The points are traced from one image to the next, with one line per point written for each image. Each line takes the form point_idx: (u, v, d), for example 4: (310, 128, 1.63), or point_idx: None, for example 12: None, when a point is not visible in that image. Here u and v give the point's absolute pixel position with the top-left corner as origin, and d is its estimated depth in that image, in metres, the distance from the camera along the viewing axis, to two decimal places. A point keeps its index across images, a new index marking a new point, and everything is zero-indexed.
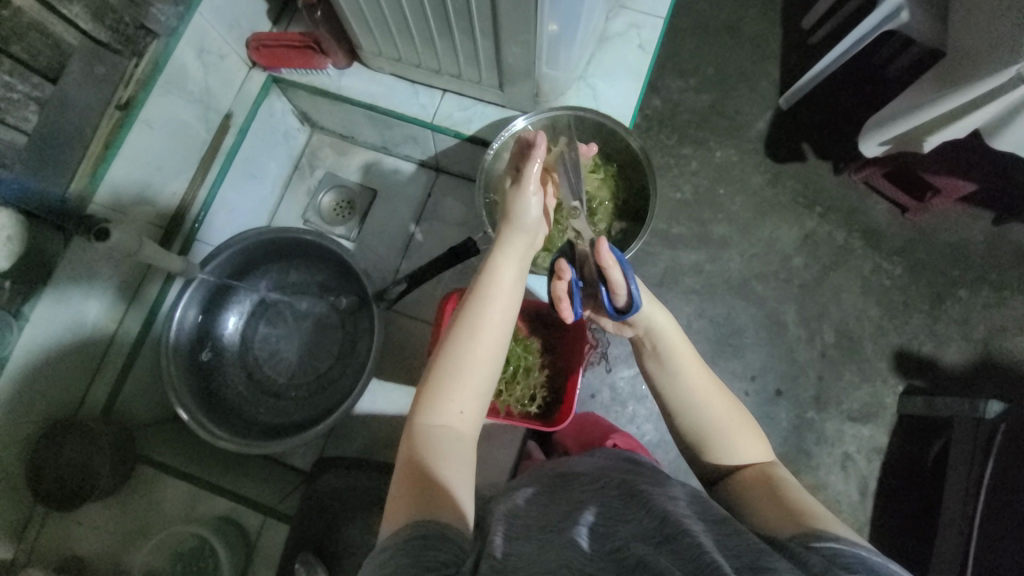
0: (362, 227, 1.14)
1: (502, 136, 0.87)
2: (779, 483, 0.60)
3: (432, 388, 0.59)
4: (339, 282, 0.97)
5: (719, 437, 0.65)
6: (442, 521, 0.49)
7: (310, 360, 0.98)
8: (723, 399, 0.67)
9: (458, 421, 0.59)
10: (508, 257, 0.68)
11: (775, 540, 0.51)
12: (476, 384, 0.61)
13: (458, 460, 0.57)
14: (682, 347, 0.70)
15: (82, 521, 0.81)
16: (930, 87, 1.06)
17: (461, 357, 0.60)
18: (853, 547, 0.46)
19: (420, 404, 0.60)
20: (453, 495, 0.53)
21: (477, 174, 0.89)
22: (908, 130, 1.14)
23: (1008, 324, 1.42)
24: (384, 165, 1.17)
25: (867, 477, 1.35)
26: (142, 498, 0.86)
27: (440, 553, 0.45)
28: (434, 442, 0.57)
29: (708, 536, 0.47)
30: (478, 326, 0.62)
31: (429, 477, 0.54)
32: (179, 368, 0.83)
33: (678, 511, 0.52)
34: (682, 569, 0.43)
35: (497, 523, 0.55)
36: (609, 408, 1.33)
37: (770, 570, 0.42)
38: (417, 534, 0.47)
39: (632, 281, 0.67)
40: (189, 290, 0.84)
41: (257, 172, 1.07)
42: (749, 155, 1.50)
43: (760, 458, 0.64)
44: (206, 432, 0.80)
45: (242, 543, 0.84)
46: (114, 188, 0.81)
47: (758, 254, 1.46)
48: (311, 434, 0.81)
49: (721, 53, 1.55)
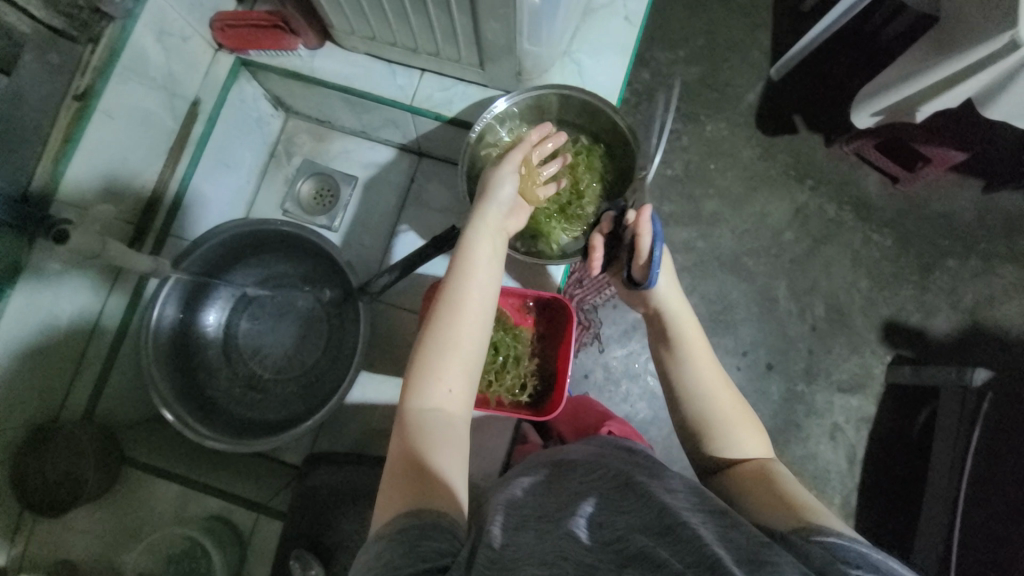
0: (345, 217, 1.10)
1: (484, 117, 0.83)
2: (776, 477, 0.61)
3: (421, 371, 0.59)
4: (321, 274, 0.94)
5: (722, 428, 0.66)
6: (437, 509, 0.49)
7: (296, 354, 0.96)
8: (729, 393, 0.69)
9: (449, 403, 0.59)
10: (484, 232, 0.69)
11: (774, 532, 0.52)
12: (463, 362, 0.60)
13: (449, 443, 0.57)
14: (691, 334, 0.73)
15: (70, 525, 0.79)
16: (924, 54, 1.04)
17: (446, 336, 0.60)
18: (851, 543, 0.47)
19: (409, 390, 0.59)
20: (447, 481, 0.53)
21: (461, 156, 0.84)
22: (901, 99, 1.12)
23: (996, 292, 1.43)
24: (364, 151, 1.12)
25: (855, 446, 1.38)
26: (132, 501, 0.85)
27: (433, 542, 0.45)
28: (428, 426, 0.57)
29: (708, 529, 0.47)
30: (461, 304, 0.61)
31: (423, 462, 0.54)
32: (162, 365, 0.81)
33: (678, 504, 0.51)
34: (683, 561, 0.43)
35: (495, 513, 0.55)
36: (603, 387, 1.37)
37: (771, 564, 0.42)
38: (411, 524, 0.47)
39: (659, 251, 0.72)
40: (166, 286, 0.81)
41: (231, 161, 1.03)
42: (740, 129, 1.47)
43: (761, 453, 0.65)
44: (191, 431, 0.78)
45: (237, 546, 0.84)
46: (75, 186, 0.76)
47: (749, 229, 1.45)
48: (298, 432, 0.80)
49: (711, 22, 1.50)
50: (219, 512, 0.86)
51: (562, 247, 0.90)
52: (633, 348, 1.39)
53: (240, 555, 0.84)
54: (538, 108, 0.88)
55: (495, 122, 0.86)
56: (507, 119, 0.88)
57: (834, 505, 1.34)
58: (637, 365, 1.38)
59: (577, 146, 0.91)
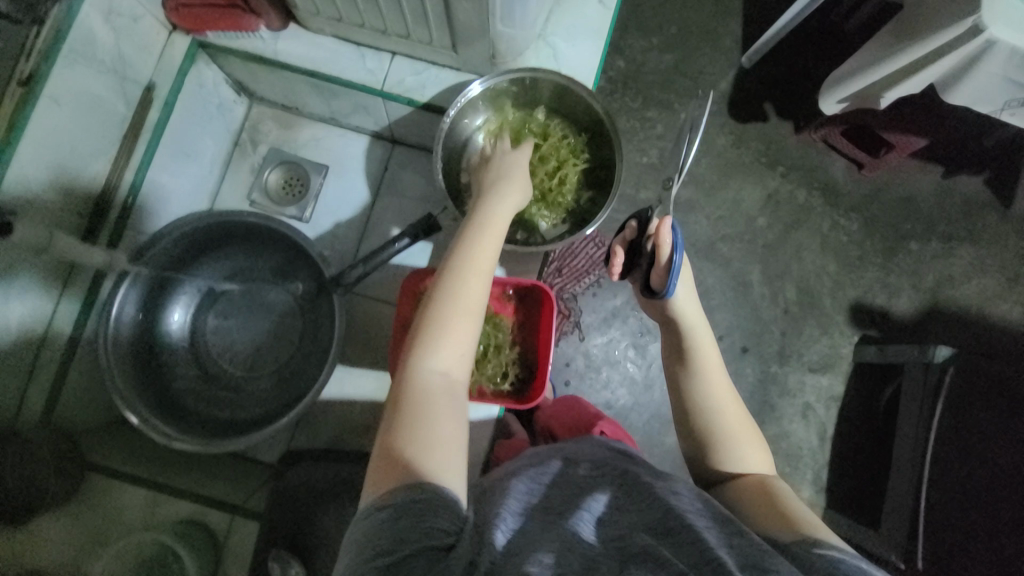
0: (316, 206, 1.04)
1: (457, 102, 0.79)
2: (776, 490, 0.67)
3: (428, 337, 0.57)
4: (292, 266, 0.89)
5: (729, 444, 0.73)
6: (442, 485, 0.49)
7: (268, 349, 0.93)
8: (738, 410, 0.76)
9: (452, 375, 0.58)
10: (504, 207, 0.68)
11: (777, 542, 0.58)
12: (473, 326, 0.60)
13: (453, 411, 0.56)
14: (705, 345, 0.78)
15: (30, 536, 0.71)
16: (888, 42, 1.09)
17: (458, 296, 0.60)
18: (850, 559, 0.52)
19: (417, 348, 0.58)
20: (449, 458, 0.52)
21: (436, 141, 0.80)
22: (867, 85, 1.16)
23: (955, 273, 1.49)
24: (333, 137, 1.07)
25: (826, 424, 1.43)
26: (96, 509, 0.77)
27: (436, 518, 0.46)
28: (430, 394, 0.55)
29: (713, 533, 0.51)
30: (470, 275, 0.61)
31: (425, 432, 0.53)
32: (122, 365, 0.77)
33: (683, 506, 0.55)
34: (687, 561, 0.48)
35: (506, 499, 0.58)
36: (583, 375, 1.38)
37: (775, 570, 0.46)
38: (415, 496, 0.47)
39: (678, 256, 0.76)
40: (126, 280, 0.77)
41: (192, 150, 0.98)
42: (712, 117, 1.49)
43: (763, 470, 0.72)
44: (158, 433, 0.75)
45: (212, 548, 0.79)
46: (21, 181, 0.70)
47: (723, 215, 1.47)
48: (278, 426, 0.78)
49: (684, 10, 1.51)
50: (191, 515, 0.81)
51: (542, 233, 0.89)
52: (613, 336, 1.40)
53: (215, 558, 0.79)
54: (527, 91, 0.85)
55: (472, 104, 0.83)
56: (486, 100, 0.84)
57: (807, 480, 1.40)
58: (617, 352, 1.40)
59: (553, 137, 0.87)
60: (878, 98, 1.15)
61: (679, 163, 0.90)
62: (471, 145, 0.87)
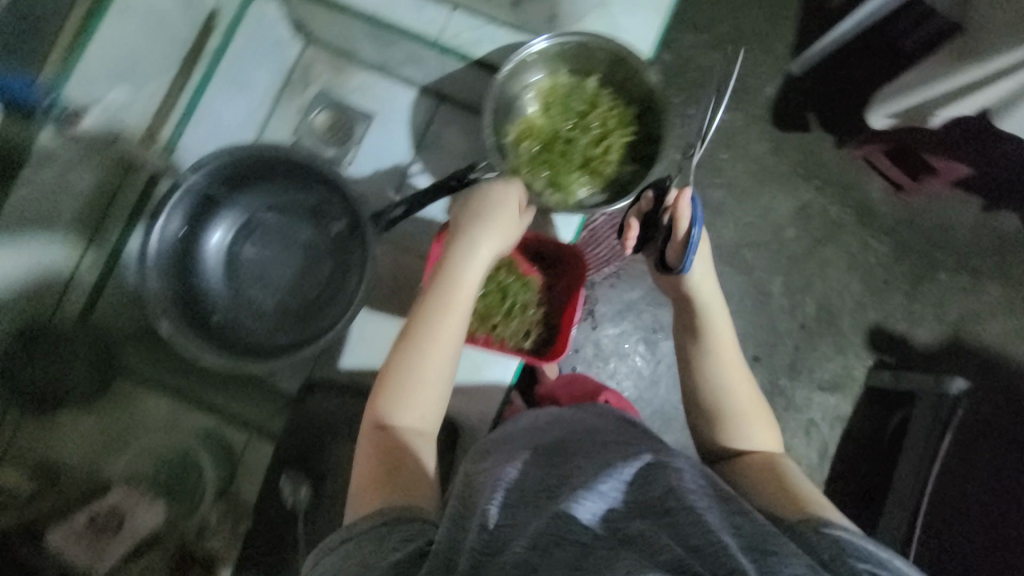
0: (356, 152, 1.04)
1: (518, 52, 0.78)
2: (782, 468, 0.71)
3: (394, 395, 0.70)
4: (332, 203, 0.90)
5: (738, 421, 0.75)
6: (408, 506, 0.62)
7: (299, 283, 0.94)
8: (749, 388, 0.77)
9: (418, 421, 0.70)
10: (473, 267, 0.75)
11: (782, 519, 0.61)
12: (434, 381, 0.71)
13: (417, 450, 0.69)
14: (720, 324, 0.79)
15: (58, 429, 0.75)
16: (946, 60, 1.11)
17: (422, 357, 0.71)
18: (855, 536, 0.56)
19: (387, 403, 0.70)
20: (415, 484, 0.66)
21: (487, 96, 0.79)
22: (922, 102, 1.19)
23: (982, 309, 1.46)
24: (381, 87, 1.05)
25: (827, 443, 1.43)
26: (121, 412, 0.82)
27: (403, 531, 0.58)
28: (398, 438, 0.69)
29: (713, 513, 0.54)
30: (432, 338, 0.71)
31: (393, 467, 0.66)
32: (162, 279, 0.80)
33: (685, 485, 0.58)
34: (687, 543, 0.50)
35: (494, 488, 0.61)
36: (592, 363, 1.39)
37: (776, 551, 0.50)
38: (383, 525, 0.59)
39: (697, 230, 0.76)
40: (174, 200, 0.79)
41: (242, 81, 0.98)
42: (754, 122, 1.47)
43: (770, 449, 0.75)
44: (191, 346, 0.79)
45: (228, 459, 0.88)
46: (113, 103, 0.79)
47: (752, 223, 1.46)
48: (302, 352, 0.83)
49: (740, 9, 1.48)
50: (211, 428, 0.89)
51: (580, 201, 0.84)
52: (625, 328, 1.40)
53: (231, 470, 0.88)
54: (584, 57, 0.83)
55: (529, 59, 0.81)
56: (543, 59, 0.83)
57: None
58: (627, 345, 1.40)
59: (603, 106, 0.86)
60: (932, 115, 1.18)
61: (700, 131, 0.86)
62: (519, 103, 0.86)
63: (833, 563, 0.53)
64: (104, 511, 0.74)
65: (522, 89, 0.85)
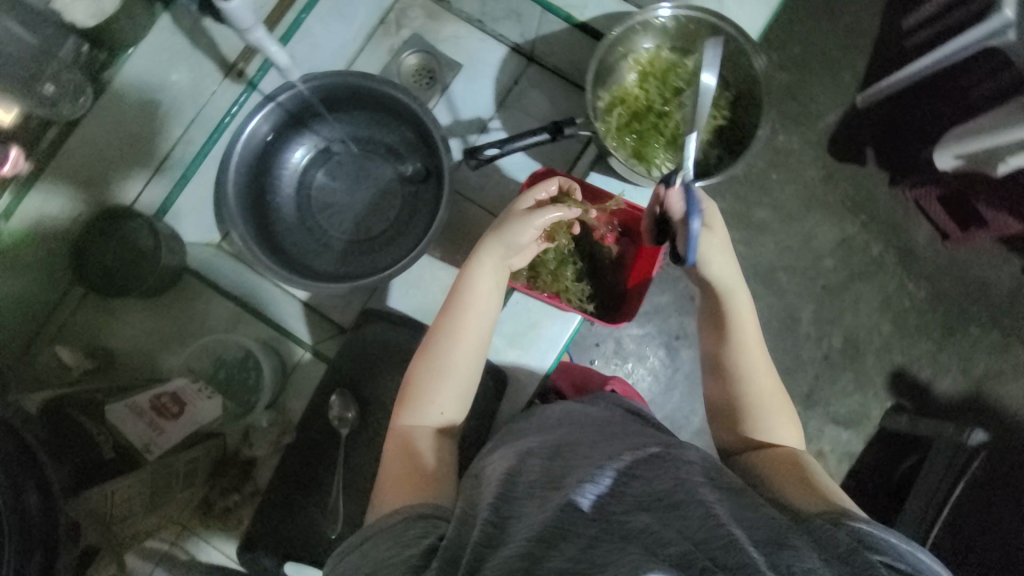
0: (440, 97, 1.05)
1: (634, 17, 0.82)
2: (806, 465, 0.68)
3: (416, 396, 0.69)
4: (411, 148, 0.92)
5: (759, 412, 0.75)
6: (424, 505, 0.58)
7: (367, 219, 0.94)
8: (772, 381, 0.77)
9: (439, 419, 0.69)
10: (492, 265, 0.76)
11: (803, 515, 0.59)
12: (454, 383, 0.70)
13: (436, 448, 0.67)
14: (746, 319, 0.79)
15: (119, 315, 0.87)
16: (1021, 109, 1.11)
17: (446, 354, 0.70)
18: (882, 532, 0.53)
19: (410, 406, 0.69)
20: (433, 485, 0.62)
21: (593, 54, 0.83)
22: (990, 145, 1.17)
23: (1007, 370, 1.44)
24: (473, 41, 1.06)
25: (834, 476, 1.42)
26: (186, 306, 0.92)
27: (417, 528, 0.54)
28: (419, 439, 0.67)
29: (721, 505, 0.50)
30: (459, 330, 0.72)
31: (413, 467, 0.64)
32: (240, 191, 0.83)
33: (694, 479, 0.54)
34: (692, 535, 0.45)
35: (499, 481, 0.58)
36: (610, 359, 1.39)
37: (789, 546, 0.47)
38: (399, 521, 0.56)
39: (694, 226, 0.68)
40: (267, 106, 0.82)
41: (347, 12, 1.03)
42: (810, 147, 1.47)
43: (792, 444, 0.74)
44: (253, 254, 0.80)
45: (279, 370, 0.94)
46: None
47: (792, 247, 1.46)
48: (360, 284, 0.81)
49: (814, 33, 1.47)
50: (268, 340, 0.95)
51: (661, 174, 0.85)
52: (650, 331, 1.40)
53: (282, 383, 0.95)
54: (688, 35, 0.86)
55: (638, 28, 0.85)
56: (654, 31, 0.86)
57: None
58: (649, 348, 1.40)
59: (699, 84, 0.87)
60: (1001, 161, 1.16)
61: None
62: (619, 70, 0.89)
63: (849, 556, 0.48)
64: (165, 398, 0.83)
65: (621, 56, 0.88)
